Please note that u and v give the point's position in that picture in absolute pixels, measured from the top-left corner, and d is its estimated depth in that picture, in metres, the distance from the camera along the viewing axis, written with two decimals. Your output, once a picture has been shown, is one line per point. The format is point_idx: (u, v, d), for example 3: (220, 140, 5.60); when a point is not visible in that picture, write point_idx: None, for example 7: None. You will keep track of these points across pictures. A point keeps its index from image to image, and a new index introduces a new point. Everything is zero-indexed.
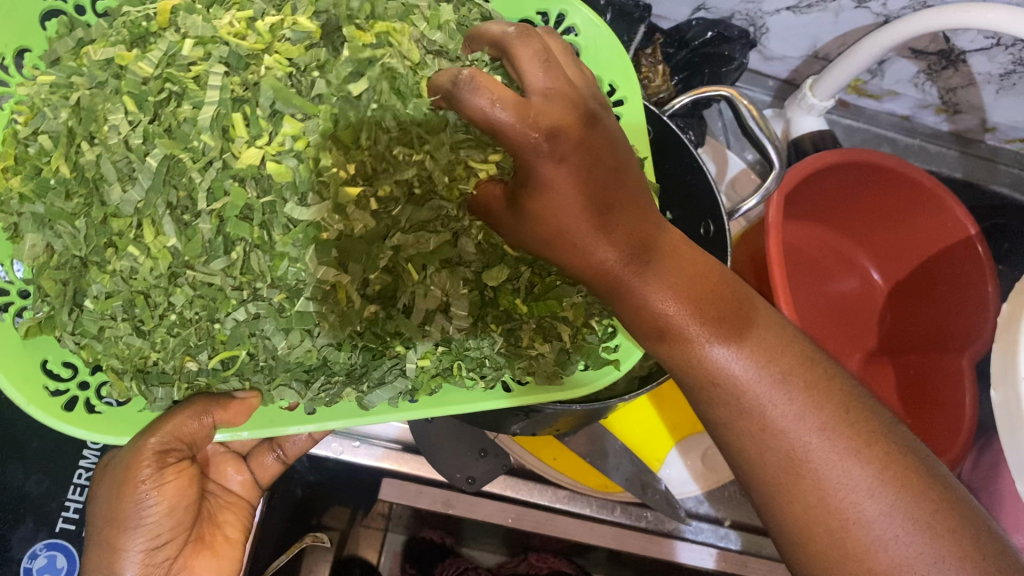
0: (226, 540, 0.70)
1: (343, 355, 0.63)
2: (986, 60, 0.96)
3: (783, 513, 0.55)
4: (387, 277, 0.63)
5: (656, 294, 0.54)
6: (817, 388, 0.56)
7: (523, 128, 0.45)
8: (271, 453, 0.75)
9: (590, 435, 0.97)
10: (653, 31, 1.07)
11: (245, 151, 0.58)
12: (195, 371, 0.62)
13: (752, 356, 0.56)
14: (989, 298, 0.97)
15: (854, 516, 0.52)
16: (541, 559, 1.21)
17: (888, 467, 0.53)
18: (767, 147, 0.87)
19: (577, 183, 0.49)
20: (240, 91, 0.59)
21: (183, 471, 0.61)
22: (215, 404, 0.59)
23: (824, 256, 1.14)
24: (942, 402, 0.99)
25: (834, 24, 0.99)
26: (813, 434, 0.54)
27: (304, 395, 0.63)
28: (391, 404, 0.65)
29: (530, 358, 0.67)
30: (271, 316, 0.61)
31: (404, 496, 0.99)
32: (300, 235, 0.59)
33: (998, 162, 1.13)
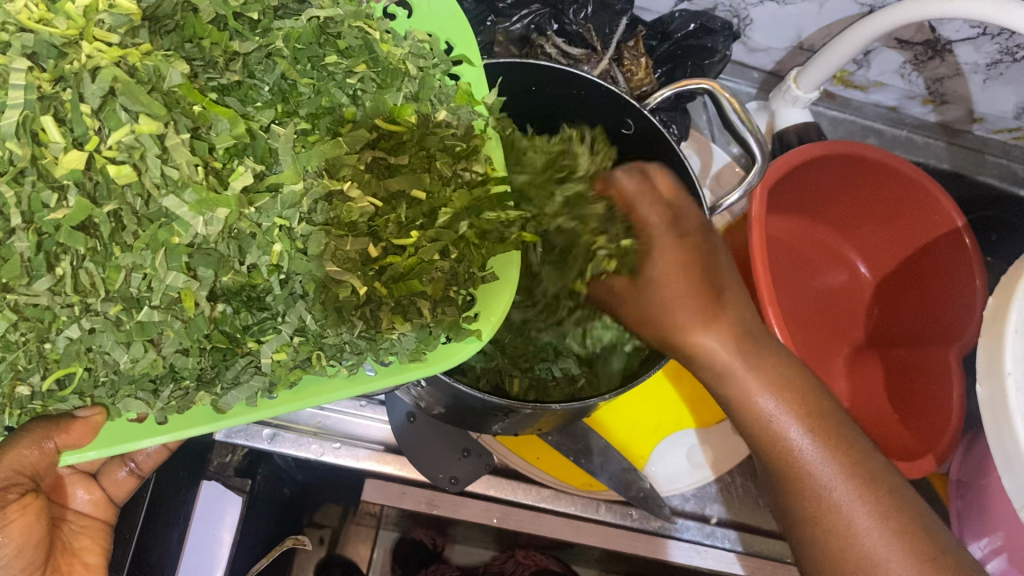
0: (85, 568, 0.66)
1: (191, 361, 0.52)
2: (972, 50, 0.95)
3: (806, 540, 0.62)
4: (240, 273, 0.53)
5: (763, 387, 0.62)
6: (891, 500, 0.59)
7: (657, 211, 0.67)
8: (123, 468, 0.72)
9: (574, 433, 0.96)
10: (636, 23, 1.04)
11: (65, 154, 0.48)
12: (28, 396, 0.51)
13: (793, 403, 0.62)
14: (976, 291, 0.95)
15: (866, 553, 0.57)
16: (527, 556, 1.20)
17: (894, 513, 0.59)
18: (749, 142, 0.85)
19: (683, 264, 0.64)
20: (49, 87, 0.49)
21: (29, 507, 0.55)
22: (54, 427, 0.49)
23: (812, 249, 1.13)
24: (929, 405, 0.98)
25: (819, 14, 0.98)
26: (887, 540, 0.58)
27: (153, 405, 0.52)
28: (250, 404, 0.53)
29: (385, 333, 0.55)
30: (108, 330, 0.51)
31: (387, 497, 0.98)
32: (146, 241, 0.50)
33: (986, 152, 1.12)
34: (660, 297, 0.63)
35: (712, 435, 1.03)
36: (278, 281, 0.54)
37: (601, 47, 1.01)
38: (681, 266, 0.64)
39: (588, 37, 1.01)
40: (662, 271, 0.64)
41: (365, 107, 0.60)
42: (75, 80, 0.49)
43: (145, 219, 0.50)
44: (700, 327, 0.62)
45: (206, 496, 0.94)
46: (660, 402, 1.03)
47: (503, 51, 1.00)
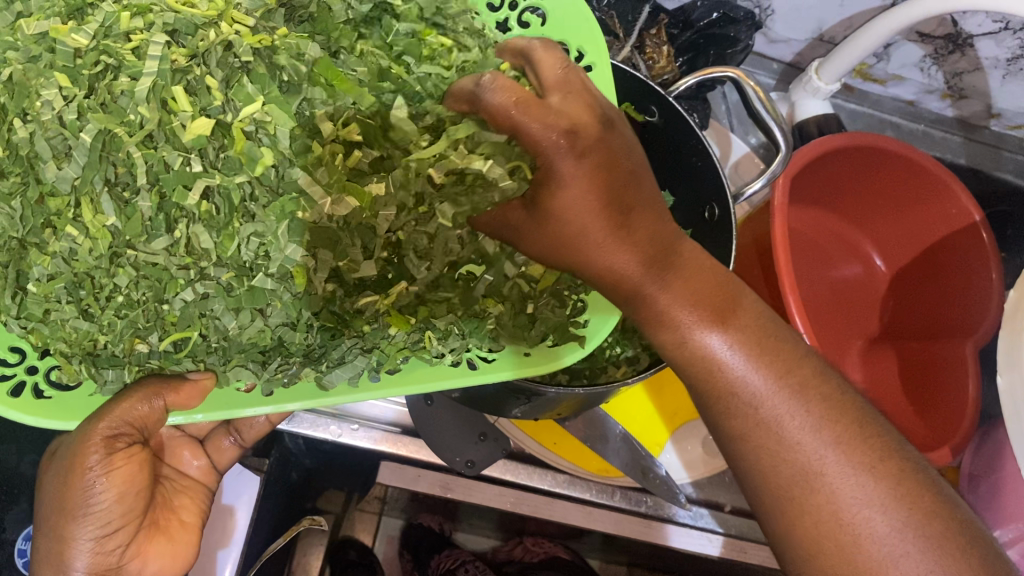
0: (182, 525, 0.67)
1: (299, 336, 0.57)
2: (993, 45, 0.95)
3: (780, 506, 0.51)
4: (353, 260, 0.57)
5: (676, 300, 0.51)
6: (833, 402, 0.52)
7: (568, 104, 0.49)
8: (228, 437, 0.73)
9: (591, 419, 0.96)
10: (658, 11, 1.04)
11: (192, 122, 0.53)
12: (146, 353, 0.56)
13: (765, 364, 0.51)
14: (993, 285, 0.95)
15: (804, 468, 0.50)
16: (535, 544, 1.20)
17: (909, 491, 0.49)
18: (773, 130, 0.85)
19: (595, 185, 0.48)
20: (184, 62, 0.54)
21: (134, 456, 0.56)
22: (166, 386, 0.54)
23: (826, 242, 1.13)
24: (943, 393, 0.99)
25: (841, 7, 0.98)
26: (828, 448, 0.50)
27: (261, 375, 0.57)
28: (351, 385, 0.57)
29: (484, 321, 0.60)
30: (220, 296, 0.56)
31: (401, 480, 0.99)
32: (277, 210, 0.54)
33: (1003, 148, 1.12)
34: (567, 224, 0.49)
35: None
36: (395, 269, 0.59)
37: (623, 34, 1.01)
38: (595, 185, 0.48)
39: (610, 23, 1.01)
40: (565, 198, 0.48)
41: (429, 91, 0.60)
42: (205, 56, 0.54)
43: (277, 190, 0.55)
44: (625, 256, 0.50)
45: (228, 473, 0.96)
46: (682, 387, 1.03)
47: None
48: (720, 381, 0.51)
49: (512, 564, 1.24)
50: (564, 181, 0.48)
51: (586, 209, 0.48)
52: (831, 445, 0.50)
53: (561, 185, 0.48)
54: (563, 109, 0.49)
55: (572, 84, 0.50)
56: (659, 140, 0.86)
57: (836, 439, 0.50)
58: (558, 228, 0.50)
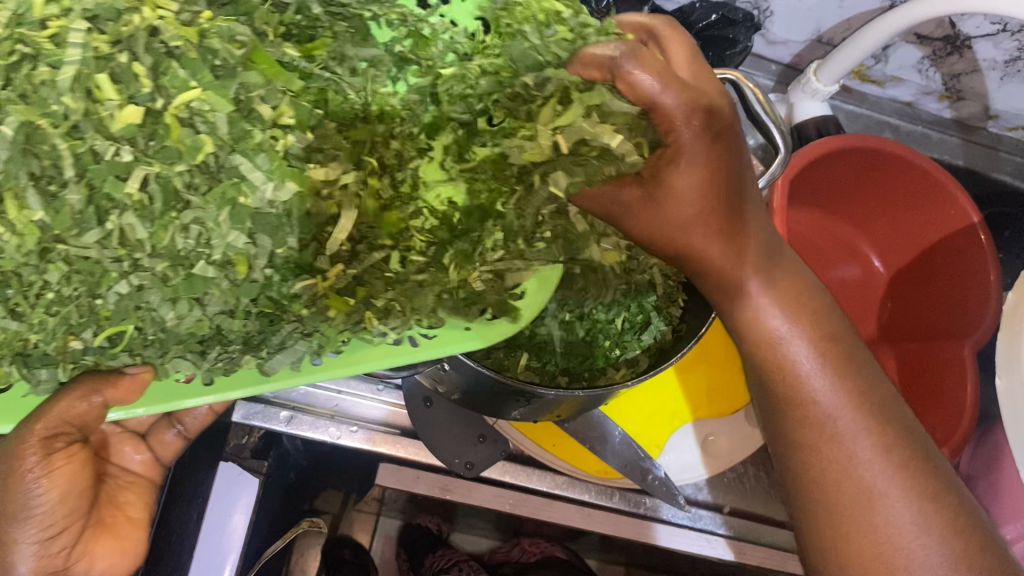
0: (128, 521, 0.66)
1: (236, 323, 0.54)
2: (991, 46, 0.94)
3: (832, 517, 0.55)
4: (292, 247, 0.55)
5: (771, 304, 0.58)
6: (899, 429, 0.56)
7: (682, 96, 0.51)
8: (170, 429, 0.73)
9: (589, 421, 0.94)
10: (657, 13, 1.05)
11: (120, 111, 0.50)
12: (81, 350, 0.52)
13: (843, 380, 0.57)
14: (990, 288, 0.95)
15: (866, 486, 0.54)
16: (533, 544, 1.21)
17: (957, 526, 0.53)
18: (772, 132, 0.85)
19: (710, 179, 0.53)
20: (106, 48, 0.49)
21: (75, 456, 0.56)
22: (104, 381, 0.51)
23: (826, 242, 1.13)
24: (941, 394, 0.98)
25: (839, 8, 0.97)
26: (890, 471, 0.54)
27: (201, 364, 0.53)
28: (294, 370, 0.54)
29: (420, 281, 0.58)
30: (156, 287, 0.52)
31: (401, 481, 0.99)
32: (215, 196, 0.52)
33: (1000, 149, 1.12)
34: (674, 208, 0.55)
35: (728, 426, 1.03)
36: (331, 247, 0.56)
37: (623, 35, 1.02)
38: (711, 175, 0.53)
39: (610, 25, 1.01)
40: (685, 182, 0.53)
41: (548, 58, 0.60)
42: (129, 42, 0.50)
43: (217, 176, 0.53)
44: (726, 248, 0.56)
45: (223, 476, 0.94)
46: (685, 388, 1.03)
47: None
48: (798, 383, 0.57)
49: (508, 564, 1.24)
50: (683, 171, 0.53)
51: (698, 191, 0.53)
52: (892, 466, 0.54)
53: (685, 162, 0.52)
54: (696, 85, 0.53)
55: (703, 80, 0.54)
56: None
57: (899, 464, 0.55)
58: (669, 209, 0.55)
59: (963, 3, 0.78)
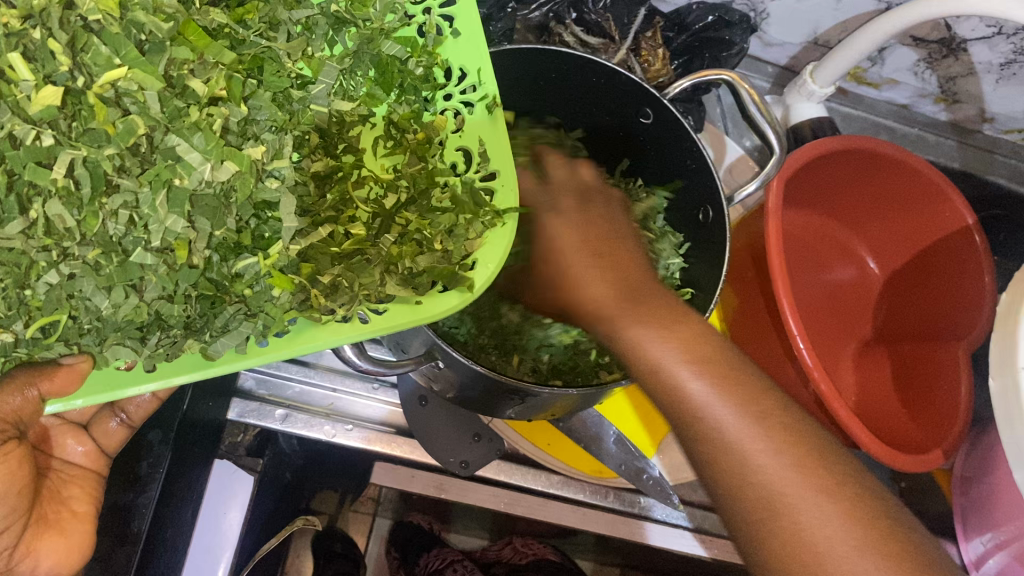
0: (74, 515, 0.67)
1: (177, 308, 0.52)
2: (986, 49, 0.94)
3: (751, 531, 0.51)
4: (230, 229, 0.55)
5: (647, 331, 0.56)
6: (796, 432, 0.53)
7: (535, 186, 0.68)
8: (113, 418, 0.72)
9: (585, 420, 0.96)
10: (653, 14, 1.04)
11: (38, 92, 0.50)
12: (10, 343, 0.51)
13: (726, 388, 0.54)
14: (986, 289, 0.95)
15: (767, 490, 0.50)
16: (525, 544, 1.20)
17: (865, 517, 0.49)
18: (767, 134, 0.86)
19: (571, 232, 0.62)
20: (17, 24, 0.50)
21: (8, 454, 0.55)
22: (39, 374, 0.49)
23: (821, 244, 1.13)
24: (936, 394, 0.97)
25: (835, 10, 0.97)
26: (791, 471, 0.51)
27: (141, 352, 0.51)
28: (239, 351, 0.51)
29: (366, 254, 0.58)
30: (88, 275, 0.51)
31: (397, 480, 0.98)
32: (149, 177, 0.53)
33: (996, 152, 1.12)
34: (557, 258, 0.61)
35: None
36: (272, 226, 0.57)
37: (619, 37, 1.01)
38: (577, 235, 0.62)
39: (606, 26, 1.00)
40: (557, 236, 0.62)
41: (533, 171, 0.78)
42: (42, 17, 0.51)
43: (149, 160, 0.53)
44: (597, 286, 0.58)
45: (219, 473, 0.94)
46: None
47: (520, 38, 1.01)
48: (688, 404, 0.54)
49: (500, 563, 1.23)
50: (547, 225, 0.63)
51: (560, 237, 0.62)
52: (786, 462, 0.51)
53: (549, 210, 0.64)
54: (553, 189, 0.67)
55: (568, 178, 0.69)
56: (651, 145, 0.86)
57: (799, 463, 0.51)
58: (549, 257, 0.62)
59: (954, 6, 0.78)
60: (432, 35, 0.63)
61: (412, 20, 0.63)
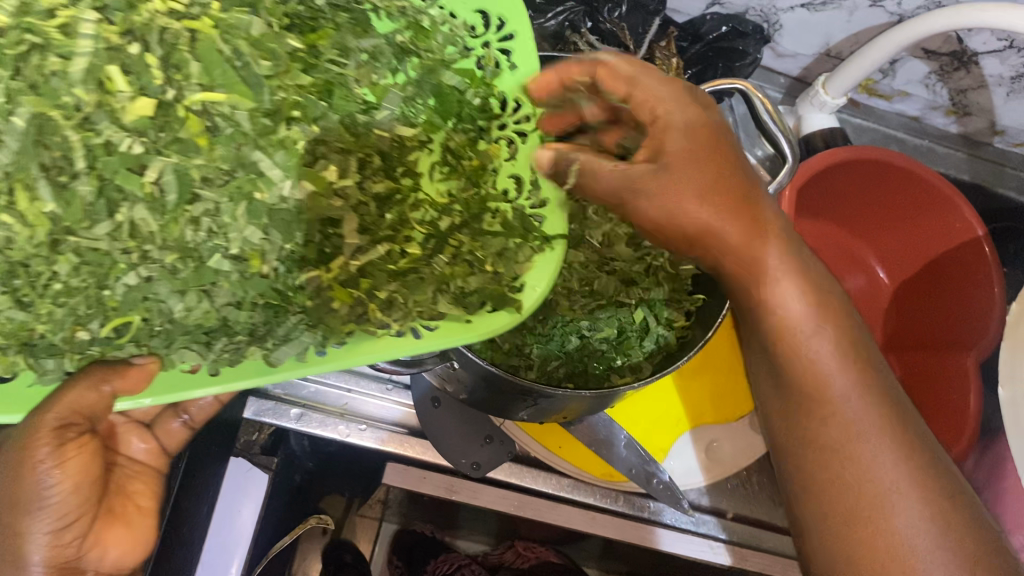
0: (138, 510, 0.67)
1: (244, 315, 0.55)
2: (998, 62, 0.96)
3: (818, 457, 0.59)
4: (298, 243, 0.57)
5: (768, 259, 0.56)
6: (875, 386, 0.59)
7: (653, 77, 0.56)
8: (177, 419, 0.73)
9: (596, 424, 0.97)
10: (667, 24, 1.06)
11: (133, 103, 0.53)
12: (87, 341, 0.53)
13: (848, 368, 0.59)
14: (994, 299, 0.96)
15: (847, 424, 0.58)
16: (528, 548, 1.21)
17: (921, 474, 0.57)
18: (780, 141, 0.87)
19: (698, 148, 0.54)
20: (116, 40, 0.53)
21: (86, 446, 0.57)
22: (112, 372, 0.51)
23: (832, 254, 1.14)
24: (944, 401, 0.99)
25: (848, 23, 0.99)
26: (861, 415, 0.58)
27: (206, 356, 0.53)
28: (300, 360, 0.53)
29: (420, 274, 0.58)
30: (164, 279, 0.54)
31: (407, 481, 0.99)
32: (231, 191, 0.55)
33: (1006, 165, 1.14)
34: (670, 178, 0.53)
35: (732, 432, 1.04)
36: (334, 242, 0.58)
37: (634, 46, 1.03)
38: (702, 150, 0.54)
39: (621, 36, 1.02)
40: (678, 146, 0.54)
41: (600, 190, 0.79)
42: (142, 31, 0.54)
43: (231, 173, 0.55)
44: (738, 230, 0.55)
45: (235, 471, 0.97)
46: (692, 394, 1.05)
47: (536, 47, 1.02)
48: (814, 371, 0.59)
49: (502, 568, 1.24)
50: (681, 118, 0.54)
51: (695, 165, 0.53)
52: (896, 463, 0.57)
53: (677, 128, 0.54)
54: (670, 96, 0.55)
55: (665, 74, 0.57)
56: None
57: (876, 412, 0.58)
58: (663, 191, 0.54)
59: (960, 19, 0.79)
60: (489, 68, 0.64)
61: (470, 53, 0.65)
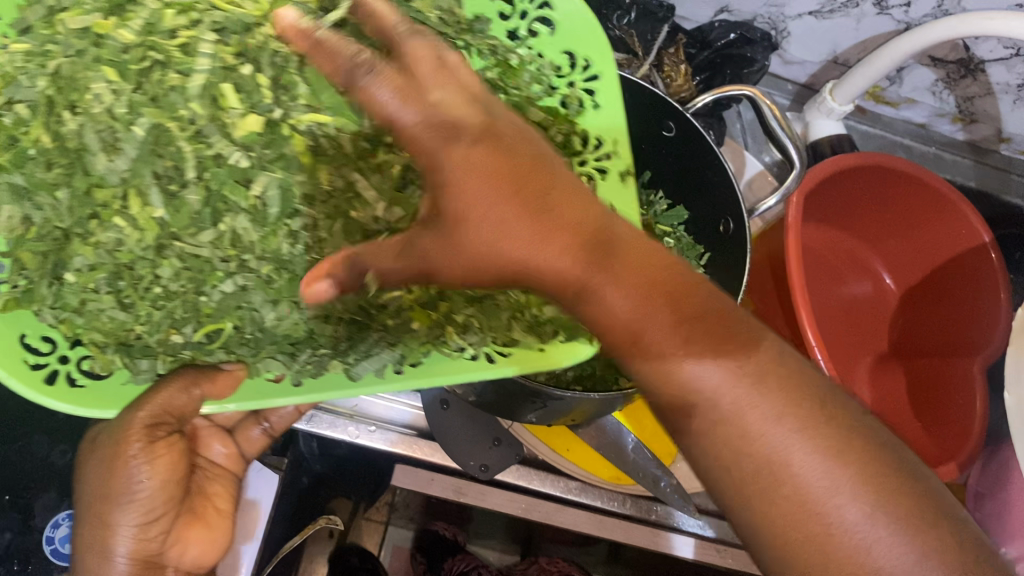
0: (218, 512, 0.71)
1: (329, 328, 0.60)
2: (1004, 70, 0.97)
3: (759, 516, 0.45)
4: None
5: (594, 276, 0.46)
6: (795, 392, 0.47)
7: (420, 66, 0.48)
8: (259, 427, 0.77)
9: (602, 427, 1.00)
10: (675, 32, 1.08)
11: (243, 119, 0.59)
12: (181, 344, 0.59)
13: (753, 384, 0.46)
14: (1001, 305, 0.97)
15: (773, 460, 0.45)
16: (552, 563, 1.21)
17: (875, 475, 0.44)
18: (787, 147, 0.88)
19: (480, 163, 0.46)
20: (231, 60, 0.60)
21: (174, 446, 0.60)
22: (202, 376, 0.56)
23: (838, 259, 1.15)
24: (953, 407, 1.00)
25: (856, 30, 1.00)
26: (794, 443, 0.45)
27: (291, 366, 0.59)
28: (378, 375, 0.58)
29: (496, 300, 0.64)
30: (259, 287, 0.60)
31: (416, 483, 0.99)
32: (330, 210, 0.62)
33: (1012, 172, 1.15)
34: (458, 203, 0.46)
35: None
36: None
37: (643, 53, 1.04)
38: (485, 167, 0.46)
39: (630, 42, 1.03)
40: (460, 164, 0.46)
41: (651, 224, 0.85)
42: (253, 54, 0.60)
43: (331, 191, 0.62)
44: (555, 247, 0.46)
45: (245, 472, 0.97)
46: None
47: None
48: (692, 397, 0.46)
49: None
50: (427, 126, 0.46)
51: (494, 193, 0.46)
52: (818, 456, 0.45)
53: (442, 157, 0.46)
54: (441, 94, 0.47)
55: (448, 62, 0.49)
56: (671, 159, 0.89)
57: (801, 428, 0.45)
58: (456, 214, 0.46)
59: (967, 27, 0.81)
60: (574, 105, 0.70)
61: (554, 92, 0.71)
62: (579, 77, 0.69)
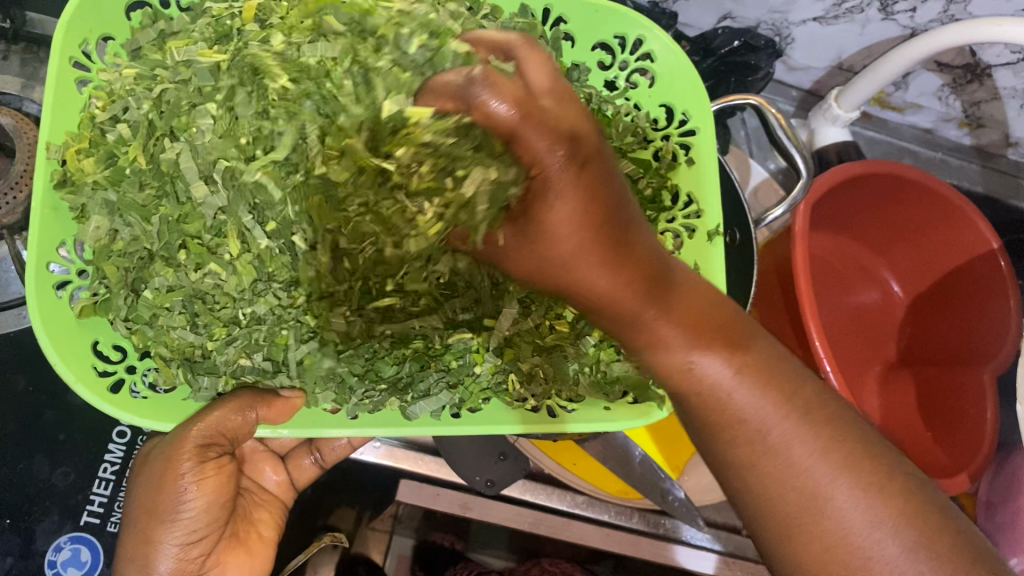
0: (261, 538, 0.70)
1: (391, 366, 0.67)
2: (1011, 75, 0.96)
3: (790, 541, 0.49)
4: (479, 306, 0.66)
5: (668, 325, 0.52)
6: (834, 426, 0.51)
7: (559, 120, 0.43)
8: (310, 455, 0.78)
9: (611, 442, 0.97)
10: (678, 40, 1.07)
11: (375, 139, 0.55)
12: (246, 367, 0.66)
13: (795, 415, 0.51)
14: (1011, 314, 0.96)
15: (810, 491, 0.49)
16: (552, 563, 1.12)
17: (914, 510, 0.48)
18: (794, 156, 0.87)
19: (589, 213, 0.46)
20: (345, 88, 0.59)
21: (223, 468, 0.62)
22: (260, 401, 0.62)
23: (845, 268, 1.14)
24: (960, 417, 0.99)
25: (860, 36, 0.99)
26: (836, 474, 0.49)
27: (349, 400, 0.66)
28: (434, 416, 0.66)
29: (565, 351, 0.69)
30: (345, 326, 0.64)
31: (421, 498, 0.99)
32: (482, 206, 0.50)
33: (1020, 177, 1.13)
34: (560, 255, 0.48)
35: None
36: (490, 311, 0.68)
37: None
38: (590, 213, 0.46)
39: None
40: (565, 224, 0.46)
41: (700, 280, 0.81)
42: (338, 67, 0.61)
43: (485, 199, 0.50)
44: (629, 289, 0.50)
45: None
46: None
47: None
48: (734, 414, 0.52)
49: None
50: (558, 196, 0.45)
51: (594, 253, 0.48)
52: (852, 489, 0.49)
53: (554, 197, 0.45)
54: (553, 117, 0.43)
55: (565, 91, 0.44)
56: None
57: (844, 463, 0.50)
58: (549, 248, 0.48)
59: (972, 33, 0.80)
60: (667, 159, 0.75)
61: (649, 144, 0.76)
62: (675, 130, 0.75)
